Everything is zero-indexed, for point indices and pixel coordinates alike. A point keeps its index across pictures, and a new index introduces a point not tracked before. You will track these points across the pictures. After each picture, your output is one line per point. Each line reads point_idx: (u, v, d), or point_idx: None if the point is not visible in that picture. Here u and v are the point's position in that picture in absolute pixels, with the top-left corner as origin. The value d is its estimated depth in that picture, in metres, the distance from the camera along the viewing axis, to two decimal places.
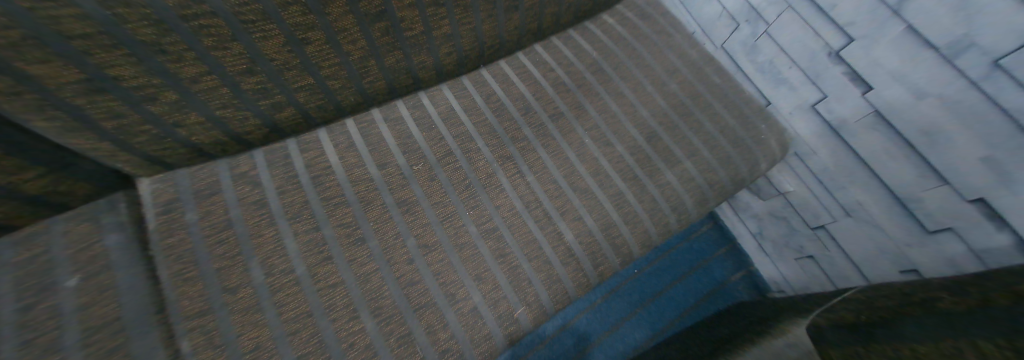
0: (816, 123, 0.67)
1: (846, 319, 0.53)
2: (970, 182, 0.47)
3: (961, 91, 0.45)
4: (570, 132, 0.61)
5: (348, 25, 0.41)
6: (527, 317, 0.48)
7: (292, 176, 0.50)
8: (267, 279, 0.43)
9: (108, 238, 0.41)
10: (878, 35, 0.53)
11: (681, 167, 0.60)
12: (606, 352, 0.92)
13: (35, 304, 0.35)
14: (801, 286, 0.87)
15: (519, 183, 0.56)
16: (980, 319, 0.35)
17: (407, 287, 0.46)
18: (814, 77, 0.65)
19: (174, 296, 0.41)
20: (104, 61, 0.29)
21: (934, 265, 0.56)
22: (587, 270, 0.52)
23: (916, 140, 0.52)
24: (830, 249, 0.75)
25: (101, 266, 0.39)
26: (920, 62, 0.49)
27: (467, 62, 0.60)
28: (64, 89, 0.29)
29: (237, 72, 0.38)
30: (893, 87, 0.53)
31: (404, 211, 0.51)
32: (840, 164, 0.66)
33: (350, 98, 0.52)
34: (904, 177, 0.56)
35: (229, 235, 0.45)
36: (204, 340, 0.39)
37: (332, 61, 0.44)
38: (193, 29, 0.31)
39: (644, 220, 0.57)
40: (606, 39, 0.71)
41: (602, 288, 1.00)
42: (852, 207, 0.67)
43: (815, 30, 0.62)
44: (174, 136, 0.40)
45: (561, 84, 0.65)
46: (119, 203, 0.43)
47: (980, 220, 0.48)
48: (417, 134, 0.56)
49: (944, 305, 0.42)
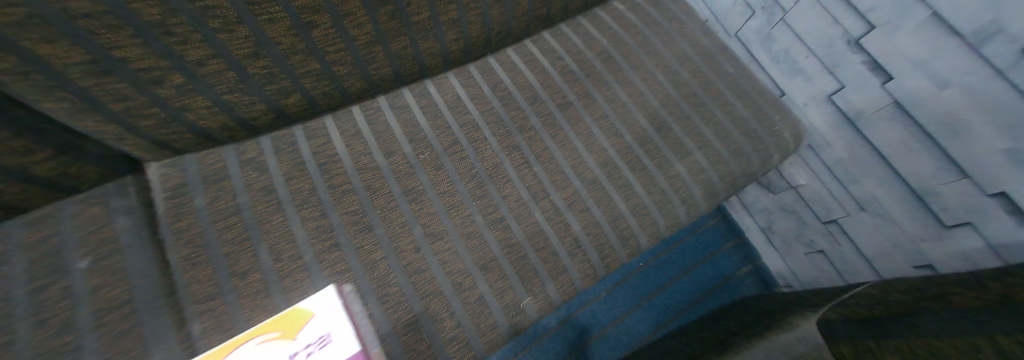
0: (833, 114, 0.65)
1: (859, 313, 0.52)
2: (993, 175, 0.46)
3: (986, 81, 0.44)
4: (578, 122, 0.60)
5: (354, 9, 0.40)
6: (533, 307, 0.47)
7: (298, 163, 0.49)
8: (276, 265, 0.43)
9: (118, 221, 0.42)
10: (900, 22, 0.51)
11: (690, 158, 0.59)
12: (609, 345, 0.92)
13: (48, 285, 0.37)
14: (809, 279, 0.86)
15: (525, 173, 0.55)
16: (989, 316, 0.35)
17: (414, 275, 0.46)
18: (831, 66, 0.63)
19: (184, 280, 0.41)
20: (109, 42, 0.29)
21: (951, 262, 0.55)
22: (594, 262, 0.51)
23: (936, 131, 0.51)
24: (840, 243, 0.74)
25: (112, 249, 0.41)
26: (944, 51, 0.47)
27: (474, 49, 0.60)
28: (70, 70, 0.29)
29: (242, 55, 0.37)
30: (914, 76, 0.51)
31: (411, 200, 0.50)
32: (855, 156, 0.65)
33: (356, 84, 0.51)
34: (921, 169, 0.54)
35: (237, 221, 0.45)
36: (212, 323, 0.40)
37: (338, 46, 0.43)
38: (198, 10, 0.31)
39: (653, 212, 0.55)
40: (616, 27, 0.69)
41: (606, 280, 1.00)
42: (865, 200, 0.66)
43: (834, 17, 0.60)
44: (182, 120, 0.40)
45: (570, 73, 0.64)
46: (129, 186, 0.44)
47: (1001, 215, 0.46)
48: (423, 122, 0.56)
49: (961, 300, 0.41)
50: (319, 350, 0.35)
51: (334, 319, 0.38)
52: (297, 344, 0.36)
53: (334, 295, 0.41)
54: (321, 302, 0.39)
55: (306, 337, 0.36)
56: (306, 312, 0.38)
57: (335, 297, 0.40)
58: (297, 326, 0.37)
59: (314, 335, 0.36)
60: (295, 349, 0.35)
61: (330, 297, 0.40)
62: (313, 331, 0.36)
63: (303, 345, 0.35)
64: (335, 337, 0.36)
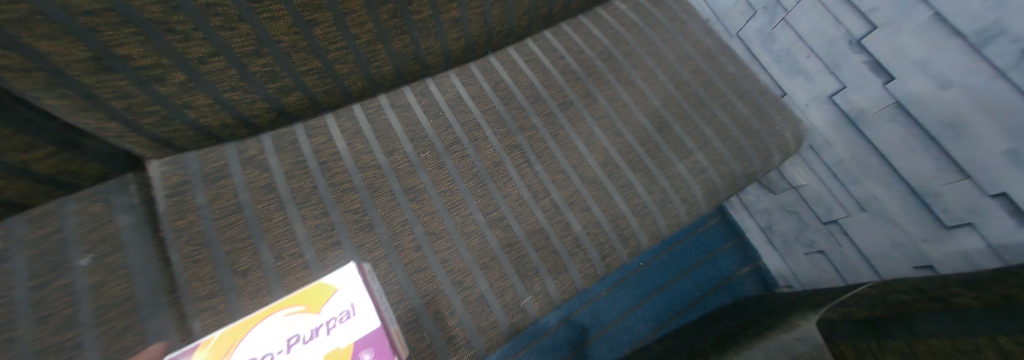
0: (834, 114, 0.65)
1: (859, 314, 0.52)
2: (994, 176, 0.46)
3: (987, 82, 0.44)
4: (579, 121, 0.60)
5: (355, 7, 0.40)
6: (533, 306, 0.47)
7: (300, 161, 0.49)
8: (277, 263, 0.43)
9: (119, 219, 0.42)
10: (902, 22, 0.51)
11: (691, 158, 0.59)
12: (609, 345, 0.92)
13: (48, 282, 0.37)
14: (810, 280, 0.86)
15: (526, 172, 0.55)
16: (989, 317, 0.35)
17: (415, 274, 0.46)
18: (832, 67, 0.63)
19: (185, 278, 0.41)
20: (111, 39, 0.29)
21: (952, 263, 0.55)
22: (594, 261, 0.51)
23: (937, 132, 0.51)
24: (841, 244, 0.74)
25: (112, 247, 0.41)
26: (946, 51, 0.47)
27: (475, 48, 0.60)
28: (72, 67, 0.29)
29: (244, 53, 0.37)
30: (915, 77, 0.51)
31: (412, 199, 0.50)
32: (856, 156, 0.65)
33: (357, 83, 0.51)
34: (922, 170, 0.54)
35: (238, 219, 0.45)
36: (213, 320, 0.40)
37: (339, 44, 0.43)
38: (200, 7, 0.31)
39: (654, 212, 0.55)
40: (618, 26, 0.69)
41: (607, 279, 1.00)
42: (866, 200, 0.66)
43: (836, 17, 0.60)
44: (183, 118, 0.40)
45: (571, 72, 0.64)
46: (130, 183, 0.44)
47: (1001, 216, 0.46)
48: (424, 121, 0.56)
49: (962, 301, 0.41)
50: (342, 323, 0.38)
51: (355, 293, 0.40)
52: (321, 317, 0.39)
53: (355, 272, 0.41)
54: (343, 279, 0.41)
55: (329, 311, 0.39)
56: (329, 287, 0.40)
57: (356, 274, 0.41)
58: (321, 300, 0.39)
59: (338, 309, 0.39)
60: (319, 322, 0.38)
61: (351, 274, 0.41)
62: (337, 305, 0.39)
63: (328, 318, 0.38)
64: (357, 311, 0.39)
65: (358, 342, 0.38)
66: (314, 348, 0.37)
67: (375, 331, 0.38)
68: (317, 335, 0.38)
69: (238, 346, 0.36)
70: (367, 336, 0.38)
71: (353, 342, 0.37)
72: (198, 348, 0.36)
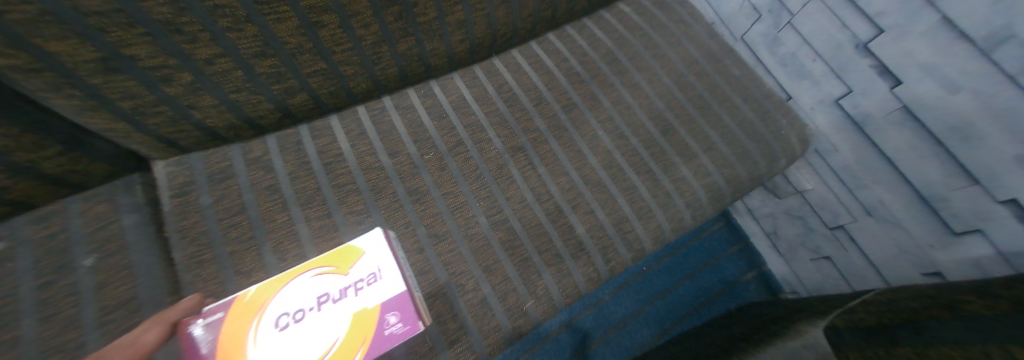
0: (840, 118, 0.65)
1: (867, 322, 0.50)
2: (1005, 182, 0.45)
3: (997, 86, 0.43)
4: (582, 124, 0.60)
5: (361, 9, 0.40)
6: (536, 310, 0.47)
7: (304, 162, 0.49)
8: (280, 264, 0.43)
9: (124, 219, 0.43)
10: (910, 26, 0.50)
11: (695, 162, 0.59)
12: (611, 350, 0.92)
13: (54, 282, 0.39)
14: (816, 285, 0.85)
15: (529, 175, 0.55)
16: (999, 324, 0.35)
17: (418, 276, 0.46)
18: (839, 70, 0.62)
19: (188, 278, 0.41)
20: (119, 39, 0.29)
21: (961, 271, 0.54)
22: (598, 264, 0.51)
23: (946, 137, 0.50)
24: (848, 250, 0.73)
25: (116, 247, 0.41)
26: (954, 55, 0.47)
27: (479, 50, 0.60)
28: (80, 67, 0.29)
29: (251, 54, 0.38)
30: (923, 81, 0.51)
31: (416, 201, 0.50)
32: (863, 161, 0.64)
33: (362, 84, 0.51)
34: (931, 176, 0.54)
35: (242, 219, 0.45)
36: None
37: (345, 46, 0.43)
38: (207, 8, 0.31)
39: (658, 216, 0.55)
40: (622, 29, 0.69)
41: (610, 283, 0.99)
42: (873, 206, 0.65)
43: (842, 21, 0.59)
44: (189, 119, 0.40)
45: (575, 74, 0.63)
46: (135, 184, 0.45)
47: (1012, 222, 0.46)
48: (428, 123, 0.56)
49: (970, 309, 0.41)
50: (369, 286, 0.38)
51: (381, 258, 0.40)
52: (348, 278, 0.38)
53: (380, 238, 0.41)
54: (370, 243, 0.41)
55: (357, 272, 0.39)
56: (357, 249, 0.40)
57: (382, 239, 0.41)
58: (349, 262, 0.39)
59: (365, 271, 0.39)
60: (347, 283, 0.38)
61: (378, 240, 0.41)
62: (364, 268, 0.39)
63: (355, 279, 0.38)
64: (383, 275, 0.39)
65: (384, 305, 0.37)
66: (343, 307, 0.37)
67: (400, 295, 0.38)
68: (345, 295, 0.37)
69: (272, 302, 0.37)
70: (392, 299, 0.38)
71: (380, 304, 0.37)
72: (234, 301, 0.36)
